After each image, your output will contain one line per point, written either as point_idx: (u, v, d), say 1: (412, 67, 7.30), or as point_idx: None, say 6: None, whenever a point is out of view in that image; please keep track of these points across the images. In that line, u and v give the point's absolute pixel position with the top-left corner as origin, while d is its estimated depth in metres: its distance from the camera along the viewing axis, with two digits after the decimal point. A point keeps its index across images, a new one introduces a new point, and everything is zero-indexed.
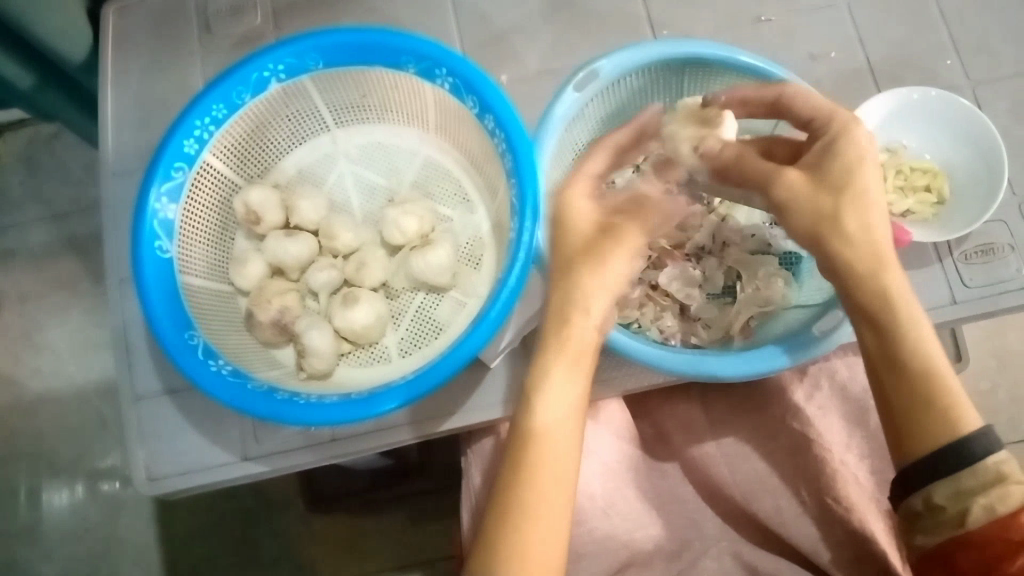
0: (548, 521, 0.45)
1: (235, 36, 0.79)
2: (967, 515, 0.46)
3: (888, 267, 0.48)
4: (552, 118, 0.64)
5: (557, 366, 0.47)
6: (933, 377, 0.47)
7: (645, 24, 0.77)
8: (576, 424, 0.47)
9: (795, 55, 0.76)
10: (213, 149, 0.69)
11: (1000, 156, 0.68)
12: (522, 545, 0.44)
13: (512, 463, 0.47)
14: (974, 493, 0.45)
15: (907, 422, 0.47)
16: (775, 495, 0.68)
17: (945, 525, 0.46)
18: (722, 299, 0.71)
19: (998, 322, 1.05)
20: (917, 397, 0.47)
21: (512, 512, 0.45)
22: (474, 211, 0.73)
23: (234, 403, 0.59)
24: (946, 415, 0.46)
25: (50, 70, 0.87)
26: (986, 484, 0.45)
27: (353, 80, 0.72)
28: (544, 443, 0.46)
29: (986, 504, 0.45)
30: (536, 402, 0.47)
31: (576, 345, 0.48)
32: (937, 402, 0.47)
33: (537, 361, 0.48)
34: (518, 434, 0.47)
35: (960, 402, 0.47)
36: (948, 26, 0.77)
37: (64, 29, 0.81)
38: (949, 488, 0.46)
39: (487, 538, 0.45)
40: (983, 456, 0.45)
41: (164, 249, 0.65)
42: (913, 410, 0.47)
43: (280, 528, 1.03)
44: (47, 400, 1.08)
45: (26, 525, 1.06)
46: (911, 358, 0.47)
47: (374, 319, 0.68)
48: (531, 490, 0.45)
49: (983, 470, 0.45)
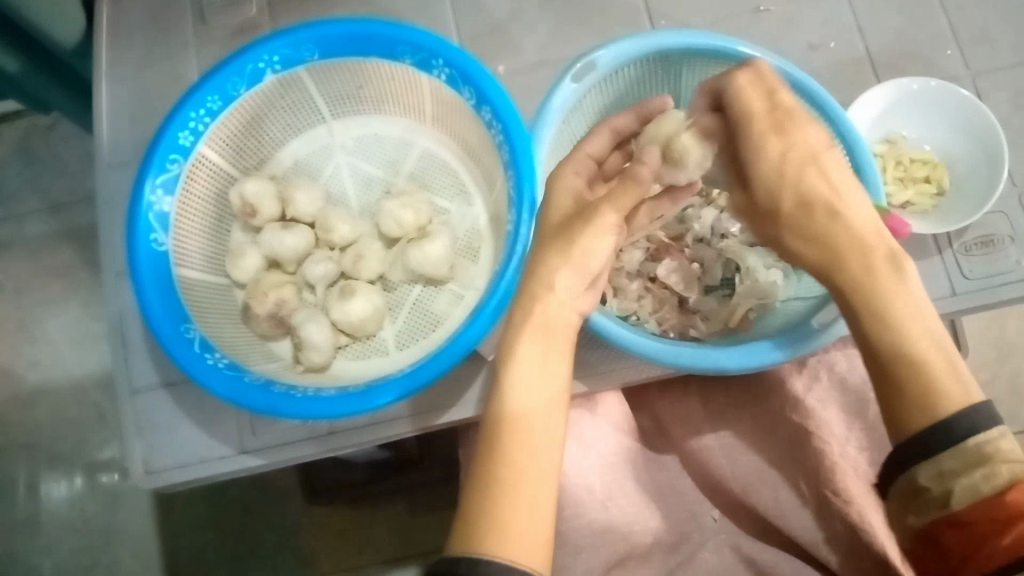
0: (527, 497, 0.44)
1: (231, 27, 0.79)
2: (951, 496, 0.43)
3: (847, 255, 0.47)
4: (550, 110, 0.64)
5: (527, 336, 0.47)
6: (907, 362, 0.45)
7: (643, 15, 0.77)
8: (552, 402, 0.46)
9: (794, 46, 0.76)
10: (209, 141, 0.69)
11: (1001, 147, 0.67)
12: (502, 522, 0.43)
13: (487, 438, 0.46)
14: (957, 474, 0.43)
15: (885, 409, 0.46)
16: (773, 487, 0.68)
17: (931, 506, 0.44)
18: (722, 292, 0.70)
19: (998, 313, 1.05)
20: (892, 381, 0.45)
21: (491, 488, 0.44)
22: (471, 203, 0.73)
23: (232, 395, 0.59)
24: (924, 399, 0.44)
25: (41, 55, 0.86)
26: (969, 465, 0.42)
27: (349, 71, 0.71)
28: (518, 417, 0.45)
29: (969, 485, 0.43)
30: (508, 375, 0.46)
31: (545, 320, 0.47)
32: (913, 387, 0.44)
33: (508, 333, 0.48)
34: (493, 413, 0.46)
35: (942, 383, 0.44)
36: (948, 15, 0.76)
37: (54, 12, 0.80)
38: (932, 470, 0.43)
39: (468, 518, 0.44)
40: (966, 436, 0.43)
41: (160, 242, 0.65)
42: (887, 397, 0.45)
43: (279, 519, 1.03)
44: (44, 391, 1.08)
45: (24, 516, 1.06)
46: (885, 343, 0.46)
47: (371, 311, 0.68)
48: (510, 465, 0.44)
49: (966, 450, 0.43)
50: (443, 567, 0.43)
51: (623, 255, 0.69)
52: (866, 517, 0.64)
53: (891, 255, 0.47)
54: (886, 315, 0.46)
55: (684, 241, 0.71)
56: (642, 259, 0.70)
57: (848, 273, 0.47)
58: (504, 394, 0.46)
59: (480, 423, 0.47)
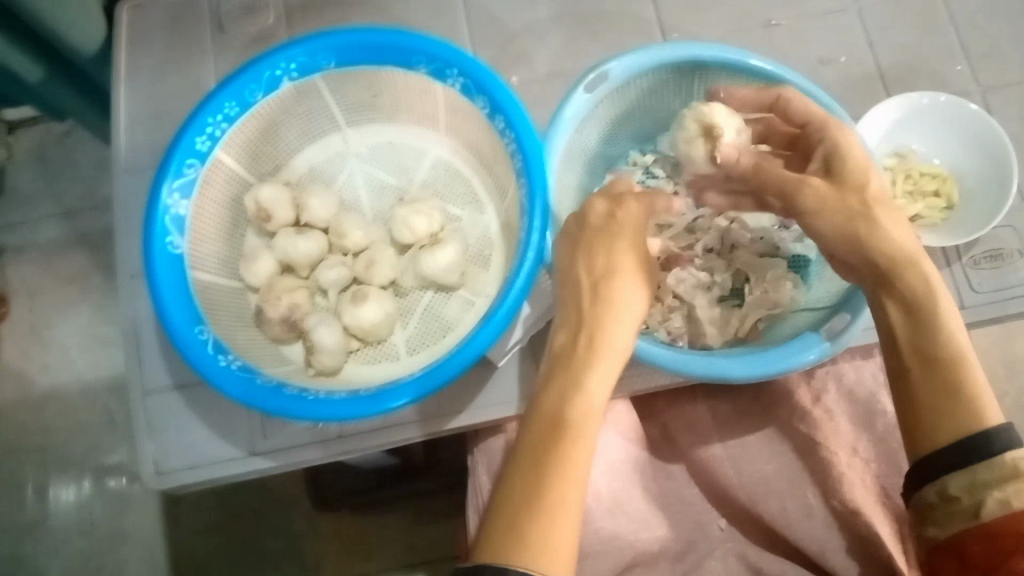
0: (573, 513, 0.44)
1: (248, 35, 0.80)
2: (982, 507, 0.45)
3: (923, 263, 0.49)
4: (563, 118, 0.64)
5: (603, 361, 0.48)
6: (957, 367, 0.47)
7: (655, 28, 0.78)
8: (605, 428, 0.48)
9: (805, 60, 0.76)
10: (226, 146, 0.70)
11: (1011, 162, 0.67)
12: (550, 535, 0.43)
13: (549, 446, 0.46)
14: (989, 486, 0.45)
15: (930, 411, 0.47)
16: (781, 498, 0.68)
17: (960, 516, 0.46)
18: (730, 302, 0.70)
19: (1007, 329, 1.05)
20: (943, 386, 0.47)
21: (546, 504, 0.44)
22: (483, 211, 0.74)
23: (245, 397, 0.59)
24: (970, 406, 0.46)
25: (59, 63, 0.89)
26: (1003, 478, 0.45)
27: (365, 80, 0.72)
28: (580, 433, 0.46)
29: (1001, 498, 0.44)
30: (580, 394, 0.47)
31: (614, 347, 0.49)
32: (965, 393, 0.47)
33: (580, 352, 0.49)
34: (552, 431, 0.46)
35: (985, 396, 0.47)
36: (957, 31, 0.77)
37: (77, 22, 0.81)
38: (966, 479, 0.45)
39: (509, 527, 0.44)
40: (1001, 450, 0.45)
41: (175, 245, 0.66)
42: (934, 400, 0.47)
43: (286, 525, 1.04)
44: (56, 395, 1.09)
45: (33, 520, 1.06)
46: (941, 348, 0.48)
47: (382, 316, 0.68)
48: (569, 484, 0.45)
49: (1000, 465, 0.45)
50: (483, 574, 0.42)
51: None
52: (874, 528, 0.64)
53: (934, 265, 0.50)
54: (946, 325, 0.48)
55: (695, 251, 0.71)
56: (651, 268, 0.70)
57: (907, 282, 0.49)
58: (573, 414, 0.46)
59: (537, 431, 0.47)
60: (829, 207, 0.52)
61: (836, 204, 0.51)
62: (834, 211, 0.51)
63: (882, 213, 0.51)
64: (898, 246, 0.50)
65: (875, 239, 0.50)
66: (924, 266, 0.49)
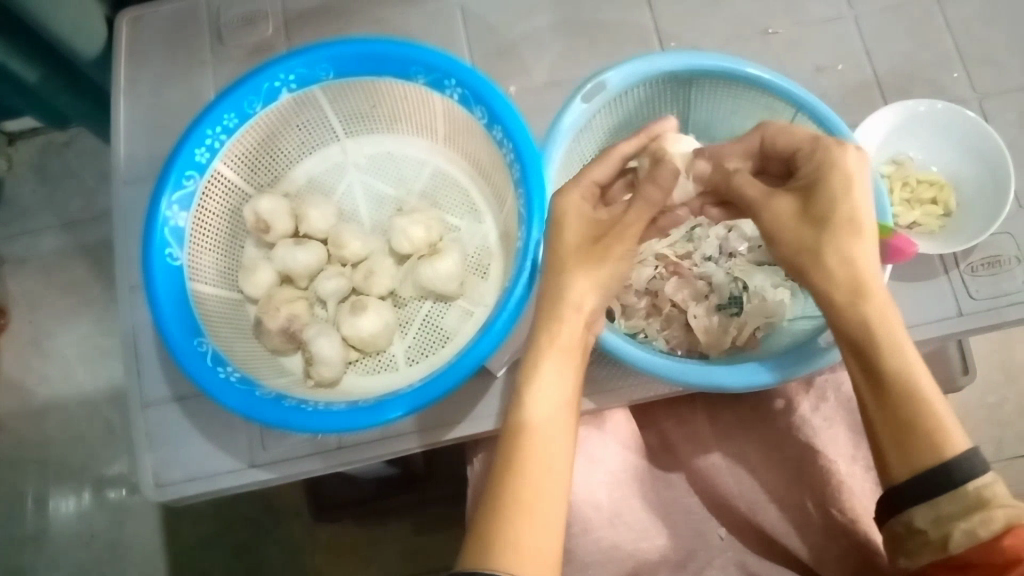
0: (538, 507, 0.45)
1: (246, 46, 0.80)
2: (949, 539, 0.45)
3: (869, 295, 0.47)
4: (560, 128, 0.65)
5: (547, 355, 0.49)
6: (910, 401, 0.45)
7: (653, 37, 0.78)
8: (565, 418, 0.48)
9: (802, 68, 0.77)
10: (224, 157, 0.70)
11: (1007, 169, 0.67)
12: (514, 534, 0.43)
13: (505, 450, 0.47)
14: (955, 518, 0.45)
15: (889, 449, 0.46)
16: (780, 506, 0.68)
17: (930, 548, 0.46)
18: (728, 310, 0.69)
19: (1006, 335, 1.05)
20: (901, 420, 0.46)
21: (506, 505, 0.44)
22: (481, 221, 0.74)
23: (242, 408, 0.59)
24: (927, 442, 0.45)
25: (60, 65, 0.90)
26: (967, 509, 0.44)
27: (364, 91, 0.73)
28: (534, 428, 0.47)
29: (966, 529, 0.44)
30: (527, 390, 0.48)
31: (563, 339, 0.49)
32: (920, 428, 0.45)
33: (529, 353, 0.50)
34: (508, 432, 0.48)
35: (944, 425, 0.45)
36: (954, 38, 0.77)
37: (78, 27, 0.81)
38: (930, 512, 0.45)
39: (478, 532, 0.45)
40: (965, 480, 0.44)
41: (174, 257, 0.66)
42: (893, 435, 0.46)
43: (286, 535, 1.04)
44: (56, 407, 1.09)
45: (33, 531, 1.06)
46: (892, 383, 0.46)
47: (381, 327, 0.68)
48: (526, 481, 0.45)
49: (964, 495, 0.44)
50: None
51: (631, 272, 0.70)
52: (873, 537, 0.64)
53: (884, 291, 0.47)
54: (894, 358, 0.46)
55: (692, 260, 0.71)
56: (650, 277, 0.70)
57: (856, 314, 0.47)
58: (521, 407, 0.47)
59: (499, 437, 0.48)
60: (787, 236, 0.50)
61: (789, 235, 0.50)
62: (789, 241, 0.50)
63: (831, 247, 0.48)
64: (839, 283, 0.48)
65: (818, 278, 0.49)
66: (868, 297, 0.47)
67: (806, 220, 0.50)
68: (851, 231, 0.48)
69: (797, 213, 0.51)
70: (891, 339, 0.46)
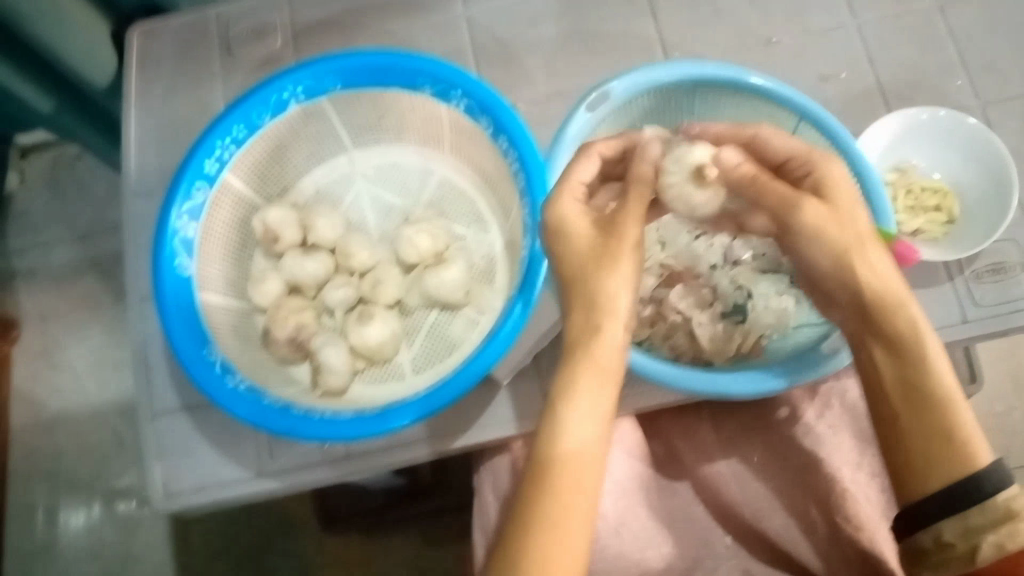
0: (571, 532, 0.45)
1: (256, 59, 0.82)
2: (977, 552, 0.46)
3: (908, 303, 0.49)
4: (565, 137, 0.65)
5: (585, 378, 0.47)
6: (942, 410, 0.48)
7: (656, 47, 0.79)
8: (600, 437, 0.47)
9: (805, 76, 0.77)
10: (234, 168, 0.71)
11: (1011, 175, 0.68)
12: (544, 557, 0.44)
13: (539, 468, 0.47)
14: (983, 530, 0.45)
15: (919, 462, 0.47)
16: (786, 513, 0.68)
17: (957, 561, 0.46)
18: (733, 318, 0.69)
19: (1014, 343, 1.04)
20: (933, 431, 0.47)
21: (536, 526, 0.45)
22: (487, 230, 0.74)
23: (251, 417, 0.60)
24: (958, 452, 0.47)
25: (71, 97, 0.92)
26: (996, 521, 0.45)
27: (370, 102, 0.73)
28: (569, 450, 0.46)
29: (996, 542, 0.45)
30: (564, 410, 0.47)
31: (601, 360, 0.48)
32: (953, 436, 0.47)
33: (565, 371, 0.48)
34: (544, 448, 0.47)
35: (973, 435, 0.47)
36: (957, 46, 0.77)
37: (85, 56, 0.83)
38: (959, 526, 0.46)
39: (508, 547, 0.45)
40: (994, 492, 0.45)
41: (184, 267, 0.67)
42: (924, 445, 0.47)
43: (294, 545, 1.04)
44: (66, 418, 1.10)
45: (43, 542, 1.07)
46: (927, 391, 0.48)
47: (388, 335, 0.69)
48: (558, 503, 0.45)
49: (993, 507, 0.45)
50: None
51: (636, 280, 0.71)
52: (876, 543, 0.64)
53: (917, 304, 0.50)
54: (929, 368, 0.48)
55: (696, 270, 0.72)
56: (654, 285, 0.71)
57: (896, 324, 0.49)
58: (561, 428, 0.47)
59: (532, 451, 0.48)
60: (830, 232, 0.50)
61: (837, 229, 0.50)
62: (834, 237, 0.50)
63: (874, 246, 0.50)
64: (878, 286, 0.50)
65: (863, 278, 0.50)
66: (910, 309, 0.49)
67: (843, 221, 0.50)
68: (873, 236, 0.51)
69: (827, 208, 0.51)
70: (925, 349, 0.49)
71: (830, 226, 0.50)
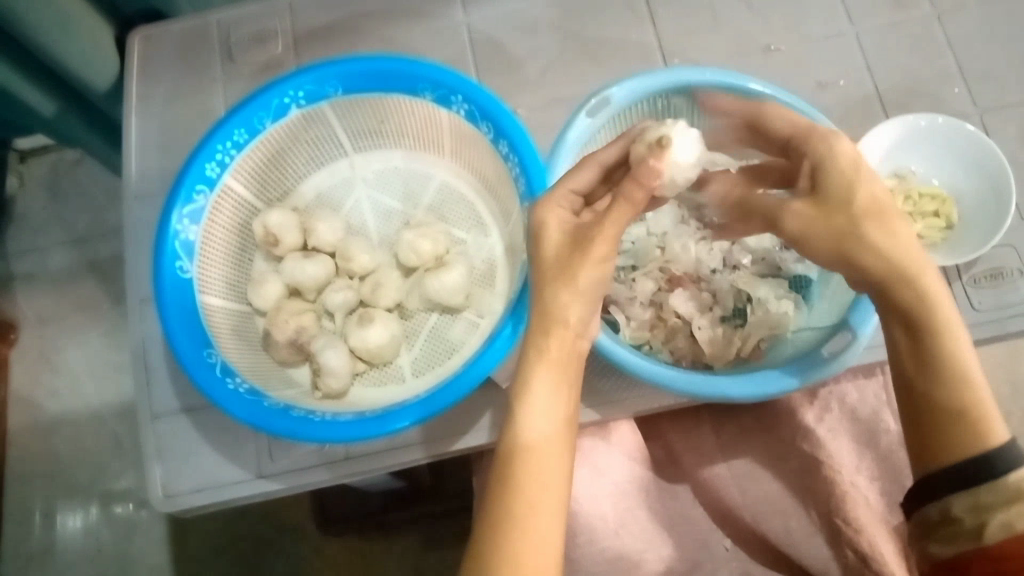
0: (540, 529, 0.45)
1: (257, 63, 0.82)
2: (984, 529, 0.44)
3: (924, 276, 0.48)
4: (566, 142, 0.66)
5: (540, 373, 0.48)
6: (956, 385, 0.46)
7: (656, 54, 0.79)
8: (562, 434, 0.48)
9: (803, 83, 0.77)
10: (235, 172, 0.72)
11: (1009, 180, 0.68)
12: (516, 551, 0.44)
13: (502, 468, 0.47)
14: (993, 508, 0.44)
15: (933, 433, 0.47)
16: (786, 516, 0.69)
17: (963, 536, 0.45)
18: (733, 321, 0.70)
19: (1013, 349, 1.05)
20: (948, 404, 0.46)
21: (504, 521, 0.45)
22: (487, 234, 0.75)
23: (251, 419, 0.60)
24: (971, 428, 0.46)
25: (73, 98, 0.92)
26: (1007, 500, 0.43)
27: (371, 107, 0.74)
28: (532, 447, 0.47)
29: (1004, 521, 0.43)
30: (521, 409, 0.48)
31: (558, 361, 0.49)
32: (967, 412, 0.46)
33: (520, 371, 0.49)
34: (505, 448, 0.48)
35: (987, 415, 0.46)
36: (954, 53, 0.78)
37: (91, 62, 0.84)
38: (969, 500, 0.44)
39: (480, 545, 0.45)
40: (1006, 472, 0.44)
41: (185, 269, 0.67)
42: (940, 420, 0.46)
43: (292, 550, 1.04)
44: (64, 422, 1.10)
45: (40, 546, 1.06)
46: (943, 363, 0.47)
47: (388, 339, 0.69)
48: (525, 499, 0.45)
49: (1005, 486, 0.44)
50: None
51: (635, 284, 0.71)
52: (878, 547, 0.64)
53: (940, 278, 0.48)
54: (948, 339, 0.47)
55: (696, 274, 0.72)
56: (654, 289, 0.71)
57: (911, 297, 0.48)
58: (518, 427, 0.47)
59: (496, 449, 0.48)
60: (819, 227, 0.50)
61: (824, 224, 0.50)
62: (823, 231, 0.50)
63: (875, 227, 0.48)
64: (885, 260, 0.48)
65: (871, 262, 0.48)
66: (924, 281, 0.48)
67: (833, 210, 0.49)
68: (877, 214, 0.49)
69: (820, 200, 0.50)
70: (945, 320, 0.47)
71: (817, 223, 0.50)
